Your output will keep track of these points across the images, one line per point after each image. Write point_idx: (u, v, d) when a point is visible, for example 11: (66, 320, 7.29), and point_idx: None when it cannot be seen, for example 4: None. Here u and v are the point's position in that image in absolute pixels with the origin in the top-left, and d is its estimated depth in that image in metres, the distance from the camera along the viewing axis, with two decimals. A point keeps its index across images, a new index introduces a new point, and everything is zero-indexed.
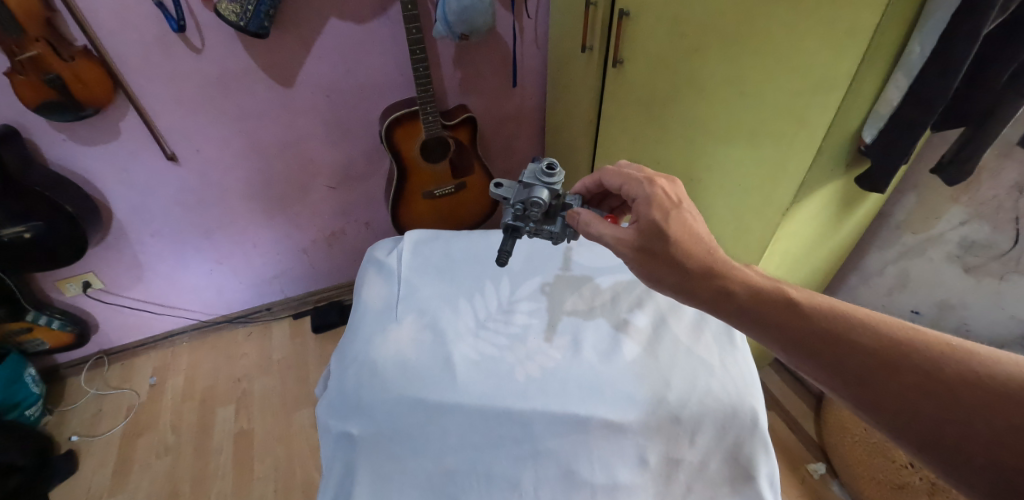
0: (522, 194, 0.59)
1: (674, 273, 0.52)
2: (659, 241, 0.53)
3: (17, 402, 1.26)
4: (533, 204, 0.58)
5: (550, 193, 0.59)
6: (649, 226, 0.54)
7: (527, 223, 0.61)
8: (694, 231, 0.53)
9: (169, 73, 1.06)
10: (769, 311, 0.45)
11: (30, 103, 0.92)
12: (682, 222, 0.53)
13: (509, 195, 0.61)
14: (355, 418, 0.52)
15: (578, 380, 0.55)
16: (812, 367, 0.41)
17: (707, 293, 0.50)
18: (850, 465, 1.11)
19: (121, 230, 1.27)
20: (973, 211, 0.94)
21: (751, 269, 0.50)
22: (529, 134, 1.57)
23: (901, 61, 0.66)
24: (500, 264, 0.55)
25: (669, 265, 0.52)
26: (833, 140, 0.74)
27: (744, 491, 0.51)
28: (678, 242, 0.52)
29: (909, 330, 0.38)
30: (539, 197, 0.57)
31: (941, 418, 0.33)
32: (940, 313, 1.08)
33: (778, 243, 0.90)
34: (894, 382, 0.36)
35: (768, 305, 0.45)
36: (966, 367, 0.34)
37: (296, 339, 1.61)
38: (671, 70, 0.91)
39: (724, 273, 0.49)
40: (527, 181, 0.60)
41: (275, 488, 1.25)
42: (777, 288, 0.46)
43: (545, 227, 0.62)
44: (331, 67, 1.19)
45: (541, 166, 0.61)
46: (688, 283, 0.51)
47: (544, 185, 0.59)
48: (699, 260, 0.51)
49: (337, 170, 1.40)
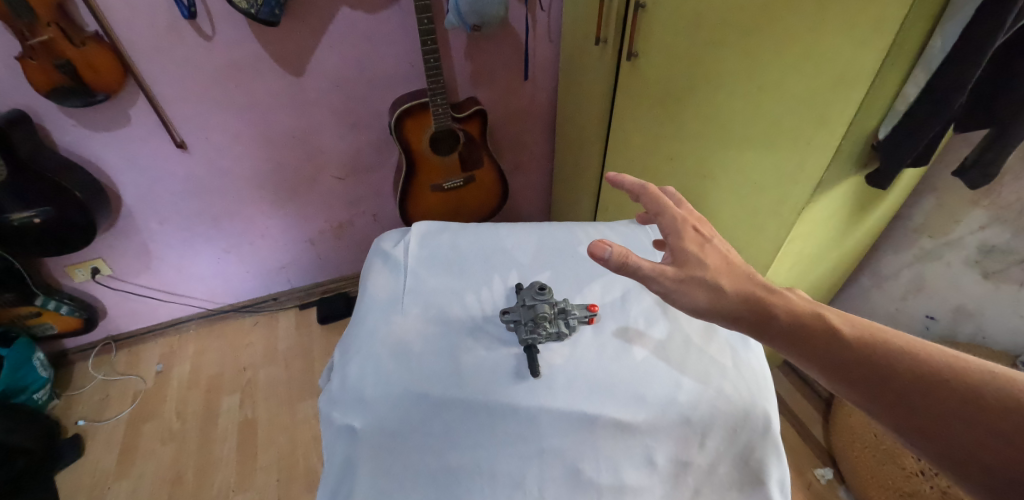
0: (528, 314, 0.57)
1: (701, 288, 0.49)
2: (696, 268, 0.51)
3: (26, 385, 1.28)
4: (544, 319, 0.55)
5: (552, 307, 0.57)
6: (685, 256, 0.52)
7: (539, 331, 0.55)
8: (729, 261, 0.51)
9: (180, 60, 1.06)
10: (803, 334, 0.43)
11: (41, 88, 0.92)
12: (717, 254, 0.52)
13: (516, 317, 0.58)
14: (358, 411, 0.51)
15: (586, 377, 0.54)
16: (853, 392, 0.39)
17: (737, 307, 0.48)
18: (859, 472, 1.07)
19: (131, 217, 1.28)
20: (993, 215, 0.91)
21: (787, 291, 0.49)
22: (539, 128, 1.55)
23: (922, 56, 0.63)
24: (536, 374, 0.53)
25: (696, 286, 0.50)
26: (851, 139, 0.71)
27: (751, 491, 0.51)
28: (711, 269, 0.51)
29: (951, 357, 0.37)
30: (545, 311, 0.56)
31: (981, 447, 0.32)
32: (956, 320, 1.05)
33: (793, 244, 0.87)
34: (935, 409, 0.35)
35: (804, 327, 0.44)
36: (1012, 396, 0.32)
37: (301, 329, 1.61)
38: (689, 62, 0.90)
39: (760, 294, 0.48)
40: (526, 302, 0.58)
41: (278, 477, 1.25)
42: (813, 311, 0.45)
43: (555, 331, 0.56)
44: (342, 57, 1.18)
45: (533, 287, 0.60)
46: (719, 300, 0.49)
47: (541, 300, 0.58)
48: (734, 283, 0.49)
49: (345, 161, 1.39)
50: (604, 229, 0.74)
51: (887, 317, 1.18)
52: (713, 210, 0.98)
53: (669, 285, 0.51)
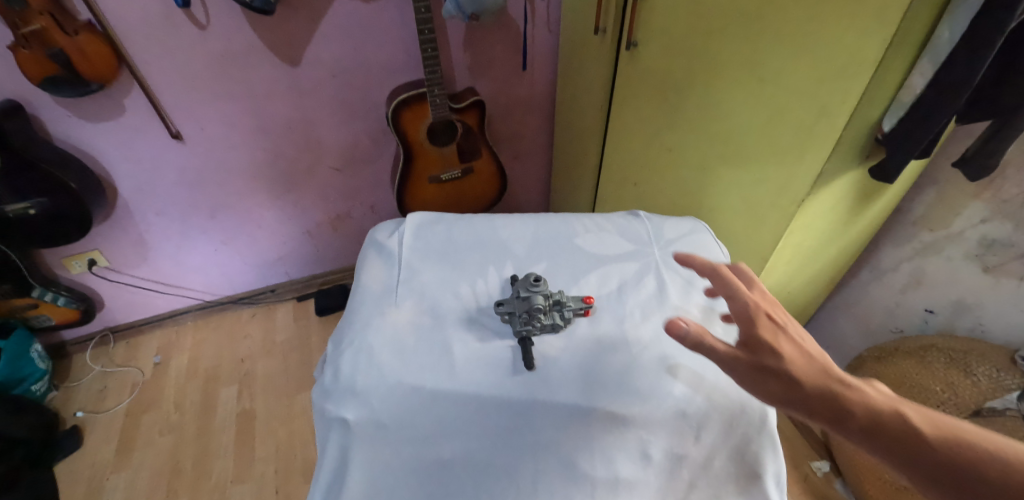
0: (521, 306, 0.56)
1: (774, 382, 0.41)
2: (766, 353, 0.43)
3: (23, 377, 1.28)
4: (538, 311, 0.54)
5: (546, 299, 0.56)
6: (751, 338, 0.44)
7: (534, 324, 0.55)
8: (804, 347, 0.43)
9: (174, 49, 1.04)
10: (900, 445, 0.35)
11: (35, 79, 0.90)
12: (789, 337, 0.44)
13: (510, 309, 0.57)
14: (351, 403, 0.51)
15: (580, 370, 0.53)
16: None
17: (815, 404, 0.39)
18: (857, 466, 1.09)
19: (127, 209, 1.27)
20: (994, 208, 0.90)
21: (875, 385, 0.40)
22: (539, 119, 1.54)
23: (928, 46, 0.62)
24: (529, 367, 0.52)
25: (768, 379, 0.42)
26: (853, 130, 0.70)
27: (750, 485, 0.51)
28: (783, 354, 0.42)
29: None
30: (539, 303, 0.55)
31: None
32: (955, 313, 1.04)
33: (792, 237, 0.86)
34: None
35: (887, 432, 0.36)
36: None
37: (299, 321, 1.61)
38: (689, 52, 0.89)
39: (841, 389, 0.39)
40: (520, 294, 0.57)
41: (276, 468, 1.25)
42: (906, 413, 0.36)
43: (548, 323, 0.55)
44: (339, 46, 1.17)
45: (527, 278, 0.58)
46: (792, 395, 0.41)
47: (535, 291, 0.56)
48: (811, 376, 0.41)
49: (342, 152, 1.38)
50: (601, 220, 0.73)
51: (886, 310, 1.18)
52: (713, 202, 0.97)
53: (733, 378, 0.43)
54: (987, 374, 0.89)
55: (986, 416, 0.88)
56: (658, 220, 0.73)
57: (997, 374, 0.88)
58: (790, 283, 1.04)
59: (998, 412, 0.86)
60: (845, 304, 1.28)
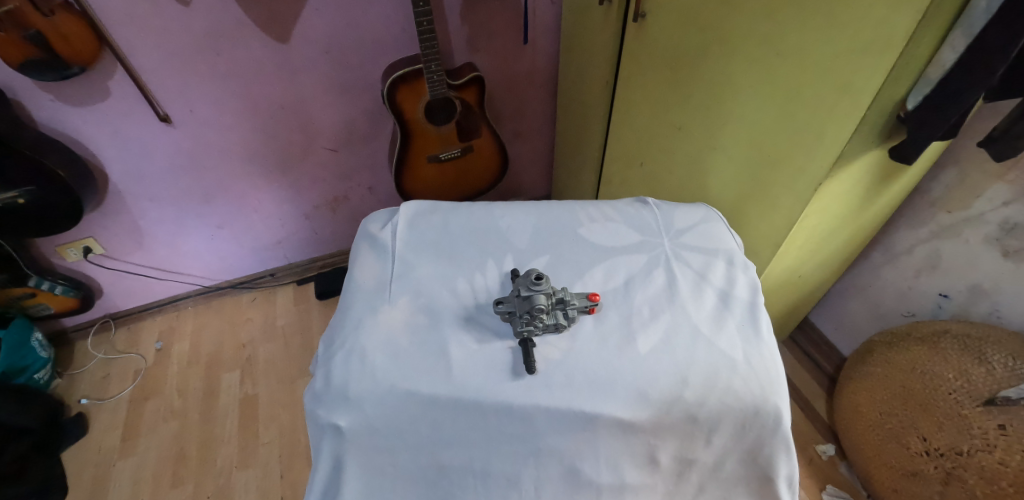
0: (522, 306, 0.52)
1: None
2: None
3: (26, 366, 1.27)
4: (540, 311, 0.51)
5: (549, 298, 0.52)
6: None
7: (535, 325, 0.51)
8: None
9: (155, 27, 0.99)
10: None
11: (14, 62, 0.84)
12: None
13: (511, 309, 0.53)
14: (343, 409, 0.48)
15: (585, 373, 0.49)
16: None
17: None
18: (861, 449, 1.06)
19: (119, 195, 1.23)
20: (1017, 190, 0.86)
21: None
22: (540, 95, 1.48)
23: (964, 15, 0.55)
24: (529, 370, 0.48)
25: None
26: (876, 111, 0.64)
27: (753, 475, 0.53)
28: None
29: None
30: (542, 303, 0.51)
31: None
32: (971, 298, 1.01)
33: (805, 222, 0.82)
34: None
35: None
36: None
37: (299, 305, 1.60)
38: (701, 24, 0.83)
39: None
40: (522, 293, 0.53)
41: (280, 453, 1.25)
42: None
43: (547, 320, 0.52)
44: (330, 20, 1.11)
45: (528, 276, 0.54)
46: None
47: (535, 291, 0.52)
48: None
49: (337, 133, 1.34)
50: (608, 209, 0.69)
51: (899, 293, 1.15)
52: (723, 183, 0.93)
53: None
54: (1003, 362, 0.85)
55: (999, 406, 0.82)
56: (668, 208, 0.69)
57: (1012, 363, 0.84)
58: (801, 268, 1.01)
59: (1012, 401, 0.81)
60: (855, 287, 1.25)
